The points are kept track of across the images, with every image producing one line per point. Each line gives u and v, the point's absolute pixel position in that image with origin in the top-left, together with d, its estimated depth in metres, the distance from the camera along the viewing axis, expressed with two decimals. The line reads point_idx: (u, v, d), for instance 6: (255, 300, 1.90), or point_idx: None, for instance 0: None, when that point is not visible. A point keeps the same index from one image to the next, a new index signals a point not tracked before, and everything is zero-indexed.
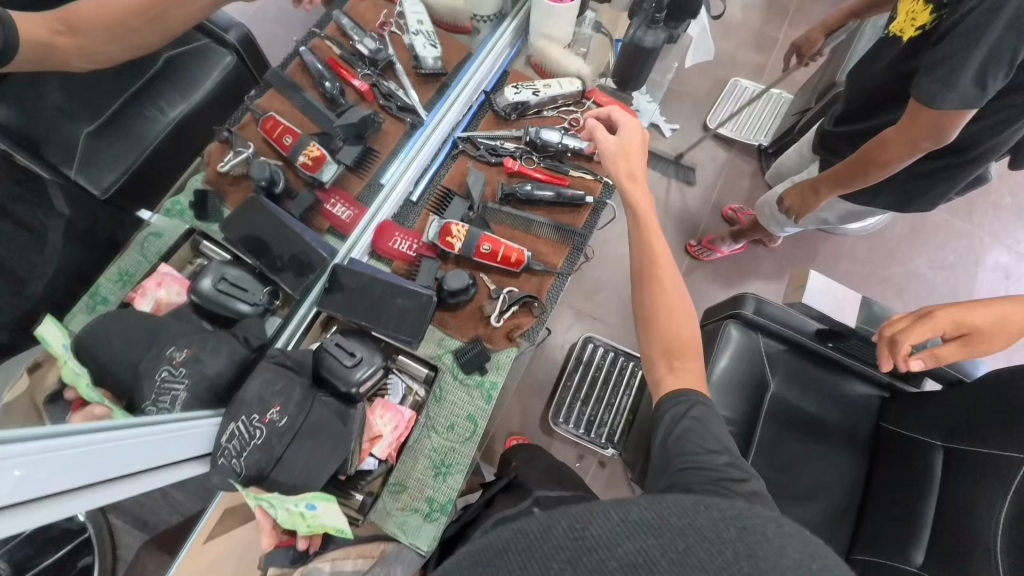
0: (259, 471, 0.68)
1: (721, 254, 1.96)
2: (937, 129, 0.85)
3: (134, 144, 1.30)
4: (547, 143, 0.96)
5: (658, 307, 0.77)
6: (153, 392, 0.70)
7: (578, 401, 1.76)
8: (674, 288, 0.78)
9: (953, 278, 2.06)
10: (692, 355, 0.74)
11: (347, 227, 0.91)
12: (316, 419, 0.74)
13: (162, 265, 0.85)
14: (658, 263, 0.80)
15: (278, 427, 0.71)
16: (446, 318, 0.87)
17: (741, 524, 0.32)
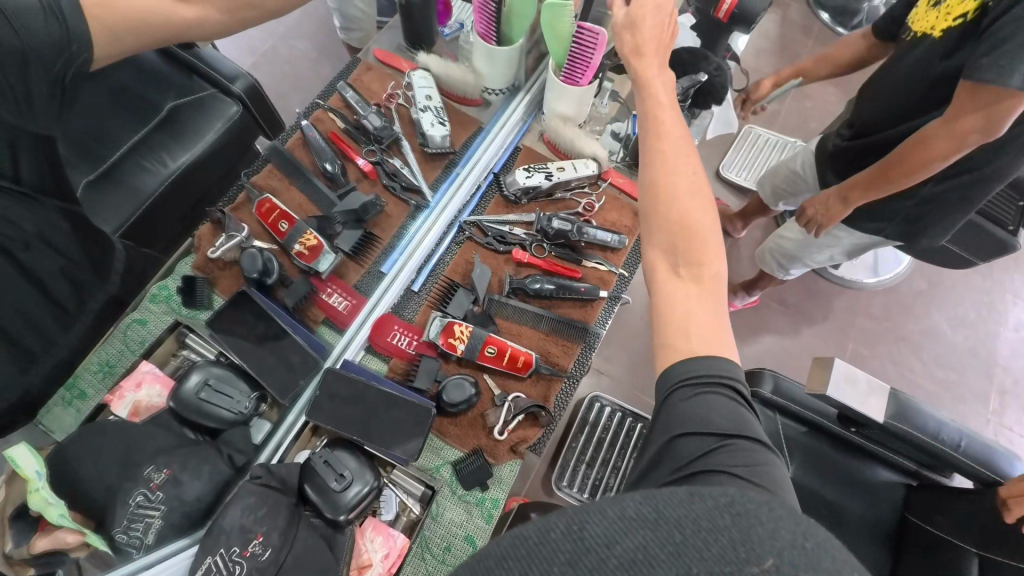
0: None
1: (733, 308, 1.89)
2: (991, 118, 0.79)
3: (132, 196, 1.25)
4: (559, 232, 0.90)
5: (666, 204, 0.65)
6: (125, 518, 0.63)
7: (583, 464, 1.61)
8: (687, 177, 0.66)
9: (975, 336, 1.96)
10: (702, 251, 0.63)
11: (344, 320, 0.85)
12: (301, 551, 0.66)
13: (143, 362, 0.79)
14: (660, 140, 0.68)
15: (261, 562, 0.63)
16: (446, 426, 0.81)
17: (735, 511, 0.29)
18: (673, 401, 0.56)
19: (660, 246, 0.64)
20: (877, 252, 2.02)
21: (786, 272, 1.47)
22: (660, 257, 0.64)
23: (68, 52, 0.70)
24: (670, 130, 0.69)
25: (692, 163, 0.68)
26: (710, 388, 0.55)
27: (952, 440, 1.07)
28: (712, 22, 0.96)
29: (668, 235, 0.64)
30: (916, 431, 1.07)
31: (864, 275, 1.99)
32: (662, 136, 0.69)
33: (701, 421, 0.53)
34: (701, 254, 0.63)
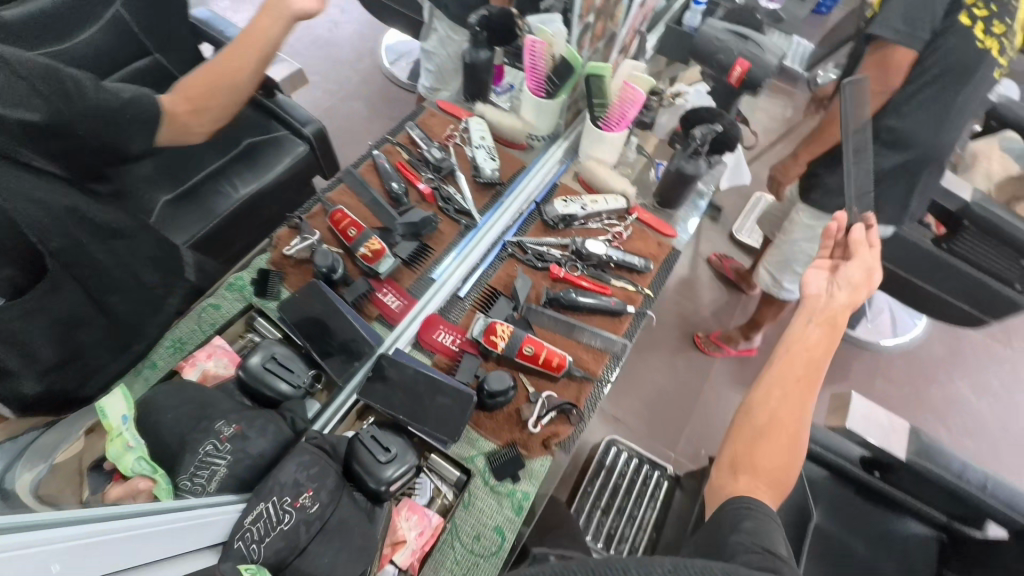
0: (279, 560, 0.63)
1: (729, 352, 1.94)
2: (888, 63, 1.17)
3: (205, 212, 1.42)
4: (592, 254, 1.01)
5: (768, 421, 0.90)
6: (193, 465, 0.69)
7: (597, 510, 1.58)
8: (795, 418, 0.90)
9: (1000, 405, 1.93)
10: (766, 459, 0.86)
11: (395, 316, 0.94)
12: (343, 516, 0.70)
13: (217, 337, 0.89)
14: (808, 375, 0.93)
15: (308, 514, 0.67)
16: (482, 419, 0.86)
17: None
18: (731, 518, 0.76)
19: (747, 438, 0.90)
20: (893, 314, 2.07)
21: (784, 290, 1.63)
22: (743, 441, 0.90)
23: (135, 111, 0.96)
24: (799, 372, 0.94)
25: (802, 409, 0.91)
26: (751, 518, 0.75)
27: (977, 481, 1.08)
28: (725, 89, 1.14)
29: (751, 452, 0.87)
30: (942, 471, 1.08)
31: (882, 337, 2.03)
32: (807, 372, 0.94)
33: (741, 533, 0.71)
34: (769, 473, 0.85)
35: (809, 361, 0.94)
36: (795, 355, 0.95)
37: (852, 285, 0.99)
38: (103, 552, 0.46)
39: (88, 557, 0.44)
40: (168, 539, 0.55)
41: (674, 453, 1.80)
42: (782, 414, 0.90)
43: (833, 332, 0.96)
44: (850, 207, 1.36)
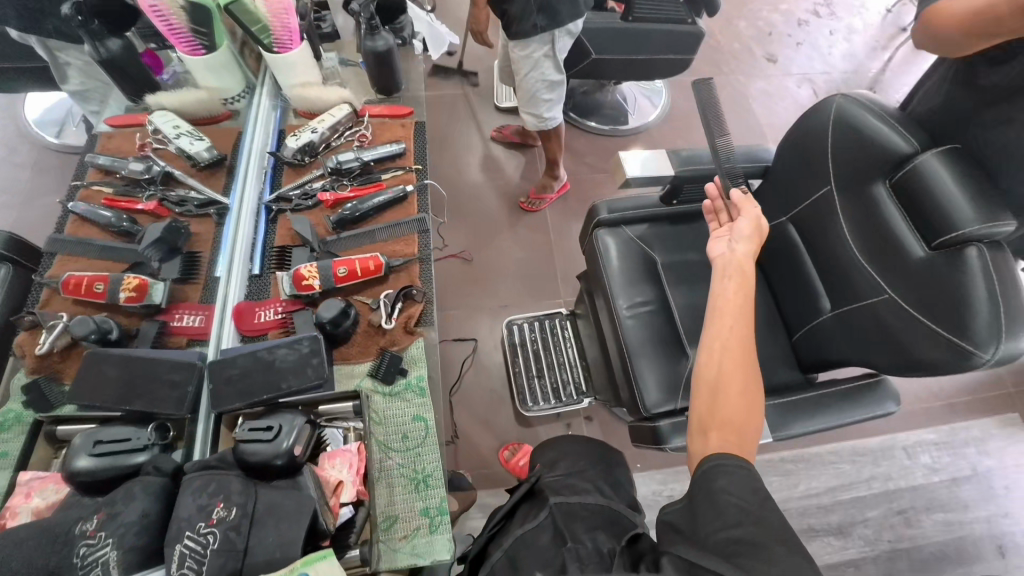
0: (230, 572, 0.63)
1: (551, 198, 2.15)
2: None
3: None
4: (348, 165, 1.02)
5: (715, 381, 0.74)
6: (80, 574, 0.62)
7: (534, 377, 1.82)
8: (743, 373, 0.74)
9: (738, 119, 2.43)
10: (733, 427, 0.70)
11: (203, 330, 0.88)
12: (269, 500, 0.69)
13: (23, 474, 0.76)
14: (748, 338, 0.77)
15: (231, 520, 0.66)
16: (345, 351, 0.88)
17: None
18: (712, 484, 0.64)
19: (702, 408, 0.73)
20: (642, 97, 2.43)
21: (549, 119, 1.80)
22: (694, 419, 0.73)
23: None
24: (735, 327, 0.77)
25: (748, 352, 0.76)
26: (730, 467, 0.65)
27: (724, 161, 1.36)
28: None
29: (709, 403, 0.72)
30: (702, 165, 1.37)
31: (645, 118, 2.38)
32: (743, 335, 0.77)
33: (727, 503, 0.61)
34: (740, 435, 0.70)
35: (742, 312, 0.79)
36: (721, 308, 0.80)
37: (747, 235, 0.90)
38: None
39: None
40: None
41: (560, 298, 2.01)
42: (728, 364, 0.74)
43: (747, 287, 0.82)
44: (540, 21, 1.50)
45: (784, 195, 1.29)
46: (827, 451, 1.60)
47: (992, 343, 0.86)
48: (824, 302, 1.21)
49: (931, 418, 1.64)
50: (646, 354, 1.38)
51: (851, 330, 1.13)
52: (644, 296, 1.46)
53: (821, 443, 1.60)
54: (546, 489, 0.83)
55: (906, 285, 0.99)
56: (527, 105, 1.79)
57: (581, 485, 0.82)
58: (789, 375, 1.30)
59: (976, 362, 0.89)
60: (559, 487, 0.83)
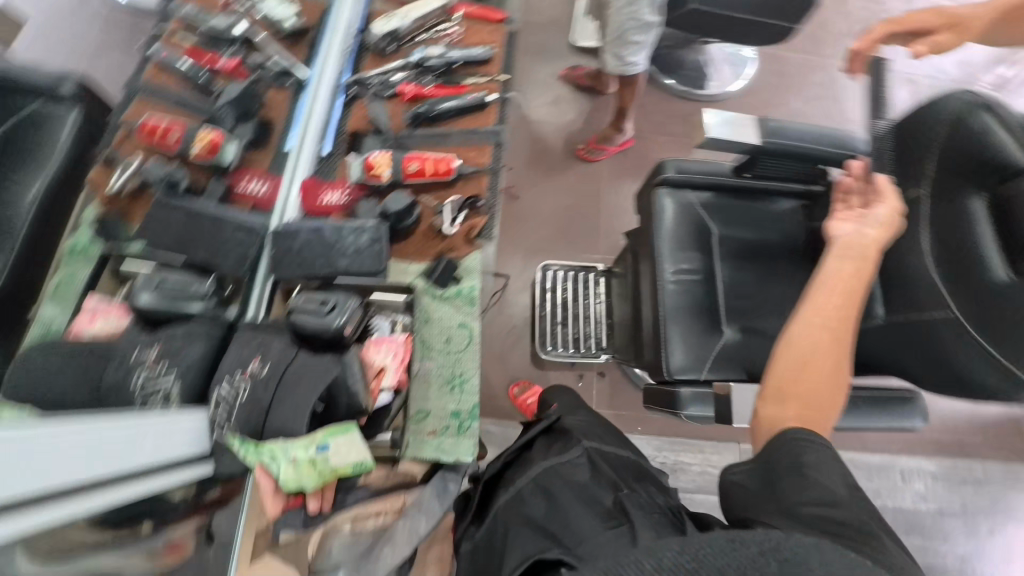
0: (252, 423, 0.70)
1: (610, 151, 2.06)
2: None
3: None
4: (432, 60, 0.98)
5: (802, 355, 0.69)
6: (139, 396, 0.67)
7: (558, 324, 1.83)
8: (832, 354, 0.69)
9: (825, 106, 2.25)
10: (814, 402, 0.67)
11: (267, 200, 0.88)
12: (299, 365, 0.72)
13: (89, 299, 0.79)
14: (848, 323, 0.71)
15: (262, 376, 0.71)
16: (402, 248, 0.88)
17: (782, 557, 0.42)
18: (799, 458, 0.59)
19: (781, 380, 0.69)
20: (728, 63, 2.26)
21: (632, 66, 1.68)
22: (772, 389, 0.70)
23: None
24: (837, 304, 0.72)
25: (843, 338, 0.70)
26: (816, 443, 0.60)
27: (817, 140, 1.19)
28: None
29: (792, 372, 0.68)
30: (789, 142, 1.20)
31: (725, 86, 2.23)
32: (844, 317, 0.71)
33: (814, 481, 0.57)
34: (816, 411, 0.67)
35: (852, 294, 0.72)
36: (830, 283, 0.74)
37: (884, 221, 0.78)
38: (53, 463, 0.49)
39: (38, 460, 0.47)
40: (122, 445, 0.58)
41: (598, 254, 1.97)
42: (818, 341, 0.70)
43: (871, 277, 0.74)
44: None
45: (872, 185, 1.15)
46: None
47: None
48: (878, 308, 1.08)
49: (944, 449, 1.60)
50: (677, 321, 1.36)
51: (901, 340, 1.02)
52: (689, 264, 1.42)
53: None
54: (571, 427, 0.83)
55: (975, 304, 0.88)
56: (613, 45, 1.66)
57: (607, 437, 0.83)
58: None
59: None
60: (585, 431, 0.82)
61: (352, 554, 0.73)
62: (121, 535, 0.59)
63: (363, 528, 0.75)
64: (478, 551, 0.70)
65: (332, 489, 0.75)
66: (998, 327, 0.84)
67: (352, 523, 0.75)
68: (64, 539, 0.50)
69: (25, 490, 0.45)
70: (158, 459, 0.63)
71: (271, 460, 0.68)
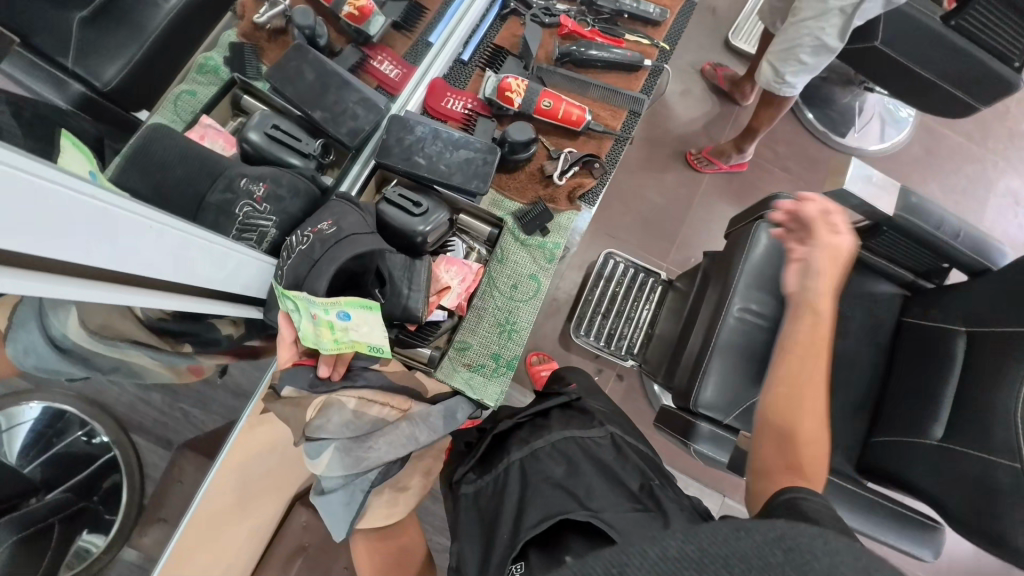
0: (298, 277, 0.65)
1: (719, 166, 1.94)
2: None
3: (135, 33, 0.96)
4: (602, 2, 0.92)
5: (778, 411, 0.69)
6: (238, 227, 0.68)
7: (599, 314, 1.76)
8: (812, 403, 0.68)
9: (964, 202, 2.03)
10: (812, 464, 0.64)
11: (395, 86, 0.86)
12: (357, 235, 0.68)
13: (205, 118, 0.80)
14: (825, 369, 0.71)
15: (325, 235, 0.67)
16: (504, 180, 0.86)
17: (786, 546, 0.33)
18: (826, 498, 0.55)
19: (770, 438, 0.68)
20: (880, 120, 2.06)
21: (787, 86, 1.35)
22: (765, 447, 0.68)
23: None
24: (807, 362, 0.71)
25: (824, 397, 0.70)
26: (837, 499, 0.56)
27: (952, 231, 1.09)
28: None
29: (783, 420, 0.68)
30: (923, 225, 1.09)
31: (866, 143, 2.04)
32: (811, 371, 0.71)
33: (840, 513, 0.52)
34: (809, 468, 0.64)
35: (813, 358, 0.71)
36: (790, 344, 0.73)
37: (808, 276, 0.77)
38: (134, 256, 0.49)
39: (122, 248, 0.48)
40: (201, 265, 0.59)
41: (664, 263, 1.89)
42: (800, 395, 0.69)
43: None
44: None
45: (991, 305, 1.05)
46: None
47: None
48: (937, 428, 1.02)
49: None
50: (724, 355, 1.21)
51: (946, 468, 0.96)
52: (761, 306, 1.25)
53: None
54: (593, 409, 0.77)
55: None
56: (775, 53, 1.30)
57: (630, 430, 0.77)
58: (842, 464, 1.17)
59: None
60: (606, 416, 0.77)
61: (348, 434, 0.70)
62: (161, 346, 0.71)
63: (365, 414, 0.71)
64: (481, 497, 0.70)
65: (346, 361, 0.72)
66: None
67: (358, 402, 0.71)
68: (111, 326, 0.64)
69: (94, 267, 0.46)
70: (224, 291, 0.64)
71: (294, 310, 0.63)
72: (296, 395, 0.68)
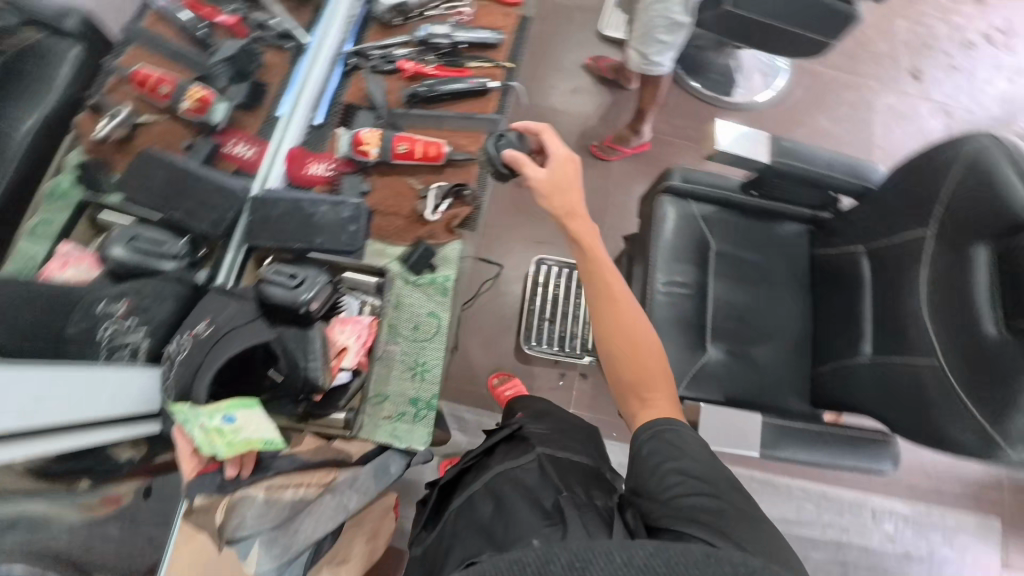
0: (183, 386, 0.64)
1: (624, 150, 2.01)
2: None
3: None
4: (437, 39, 0.96)
5: (625, 352, 0.80)
6: (104, 350, 0.67)
7: (546, 321, 1.82)
8: (635, 332, 0.81)
9: (852, 129, 2.17)
10: (659, 385, 0.79)
11: (253, 165, 0.87)
12: (238, 327, 0.68)
13: (63, 245, 0.79)
14: (615, 291, 0.83)
15: (202, 337, 0.67)
16: (382, 228, 0.87)
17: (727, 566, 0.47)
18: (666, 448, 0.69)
19: (630, 380, 0.80)
20: (758, 73, 2.18)
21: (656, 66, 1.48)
22: (628, 393, 0.80)
23: None
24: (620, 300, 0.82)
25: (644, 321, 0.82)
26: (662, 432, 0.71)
27: (824, 163, 1.13)
28: None
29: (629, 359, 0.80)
30: (802, 164, 1.13)
31: (752, 97, 2.16)
32: (612, 292, 0.83)
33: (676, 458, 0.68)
34: (659, 384, 0.79)
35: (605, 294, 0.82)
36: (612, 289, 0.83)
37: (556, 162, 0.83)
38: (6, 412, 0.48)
39: None
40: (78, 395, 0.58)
41: None
42: (626, 332, 0.81)
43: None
44: None
45: (876, 224, 1.11)
46: (796, 485, 1.53)
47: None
48: (866, 345, 1.10)
49: (925, 496, 1.54)
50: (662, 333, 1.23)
51: (879, 383, 1.02)
52: (681, 276, 1.29)
53: (802, 475, 1.54)
54: (532, 432, 0.82)
55: (962, 358, 0.87)
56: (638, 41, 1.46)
57: (570, 443, 0.81)
58: (793, 405, 1.21)
59: (999, 456, 0.82)
60: (547, 437, 0.82)
61: (268, 525, 0.71)
62: (56, 488, 0.67)
63: (280, 499, 0.72)
64: (427, 555, 0.75)
65: (253, 456, 0.71)
66: (979, 384, 0.84)
67: (268, 492, 0.72)
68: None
69: None
70: (111, 415, 0.63)
71: (184, 422, 0.62)
72: (207, 501, 0.69)
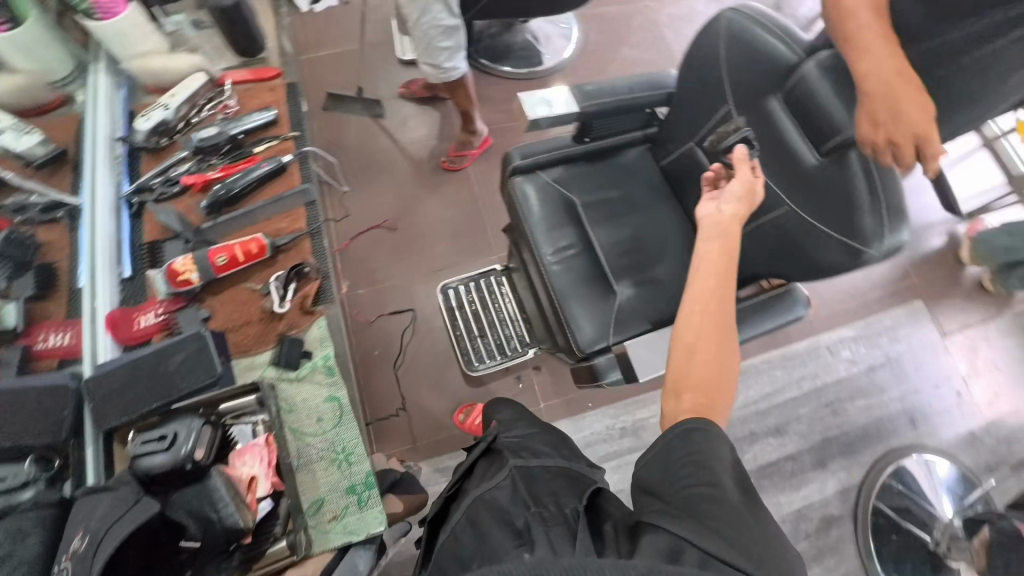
0: None
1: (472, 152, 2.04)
2: None
3: None
4: (211, 141, 0.94)
5: (681, 353, 0.75)
6: None
7: (477, 337, 1.79)
8: (709, 328, 0.75)
9: (650, 47, 2.37)
10: (711, 392, 0.72)
11: (76, 348, 0.80)
12: (122, 521, 0.60)
13: None
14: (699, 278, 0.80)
15: (81, 552, 0.58)
16: (241, 344, 0.84)
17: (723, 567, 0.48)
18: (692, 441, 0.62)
19: (676, 376, 0.74)
20: (552, 35, 2.32)
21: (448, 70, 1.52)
22: (674, 396, 0.73)
23: None
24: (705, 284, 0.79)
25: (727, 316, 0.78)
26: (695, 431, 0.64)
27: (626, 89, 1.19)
28: None
29: (687, 364, 0.73)
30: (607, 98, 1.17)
31: (557, 56, 2.28)
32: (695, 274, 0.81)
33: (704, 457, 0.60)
34: (712, 391, 0.71)
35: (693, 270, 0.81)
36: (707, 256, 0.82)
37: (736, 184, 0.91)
38: None
39: None
40: None
41: (495, 253, 1.95)
42: (692, 330, 0.75)
43: (897, 99, 0.65)
44: None
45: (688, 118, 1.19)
46: (756, 363, 1.62)
47: (878, 236, 0.87)
48: None
49: (854, 315, 1.69)
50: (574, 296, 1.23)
51: (767, 245, 1.05)
52: (567, 239, 1.29)
53: (757, 352, 1.63)
54: (500, 445, 0.77)
55: (817, 194, 0.93)
56: (424, 55, 1.50)
57: (538, 446, 0.77)
58: None
59: (866, 258, 0.90)
60: (517, 448, 0.76)
61: None
62: None
63: None
64: None
65: None
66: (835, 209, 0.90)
67: None
68: None
69: None
70: None
71: None
72: None
